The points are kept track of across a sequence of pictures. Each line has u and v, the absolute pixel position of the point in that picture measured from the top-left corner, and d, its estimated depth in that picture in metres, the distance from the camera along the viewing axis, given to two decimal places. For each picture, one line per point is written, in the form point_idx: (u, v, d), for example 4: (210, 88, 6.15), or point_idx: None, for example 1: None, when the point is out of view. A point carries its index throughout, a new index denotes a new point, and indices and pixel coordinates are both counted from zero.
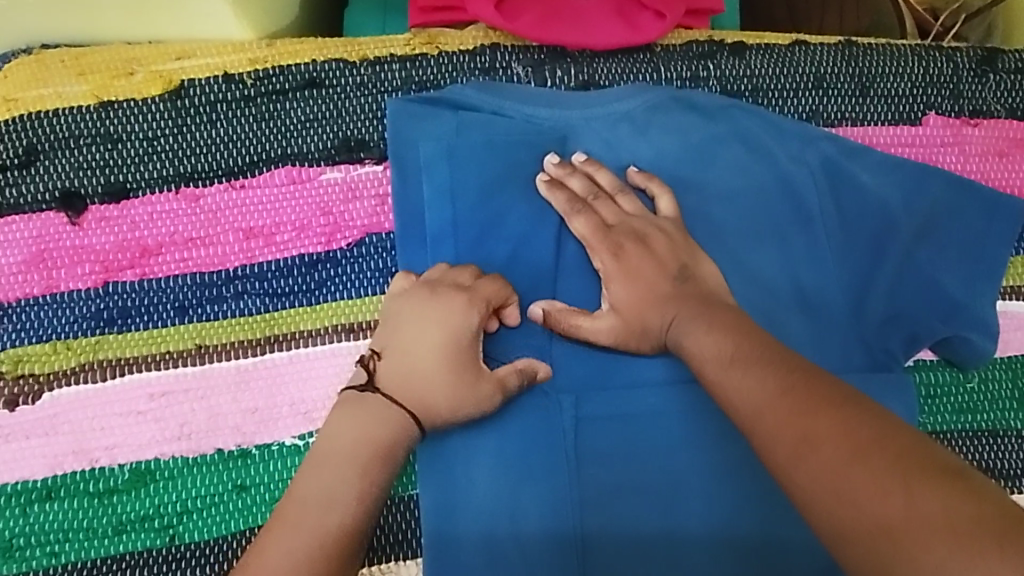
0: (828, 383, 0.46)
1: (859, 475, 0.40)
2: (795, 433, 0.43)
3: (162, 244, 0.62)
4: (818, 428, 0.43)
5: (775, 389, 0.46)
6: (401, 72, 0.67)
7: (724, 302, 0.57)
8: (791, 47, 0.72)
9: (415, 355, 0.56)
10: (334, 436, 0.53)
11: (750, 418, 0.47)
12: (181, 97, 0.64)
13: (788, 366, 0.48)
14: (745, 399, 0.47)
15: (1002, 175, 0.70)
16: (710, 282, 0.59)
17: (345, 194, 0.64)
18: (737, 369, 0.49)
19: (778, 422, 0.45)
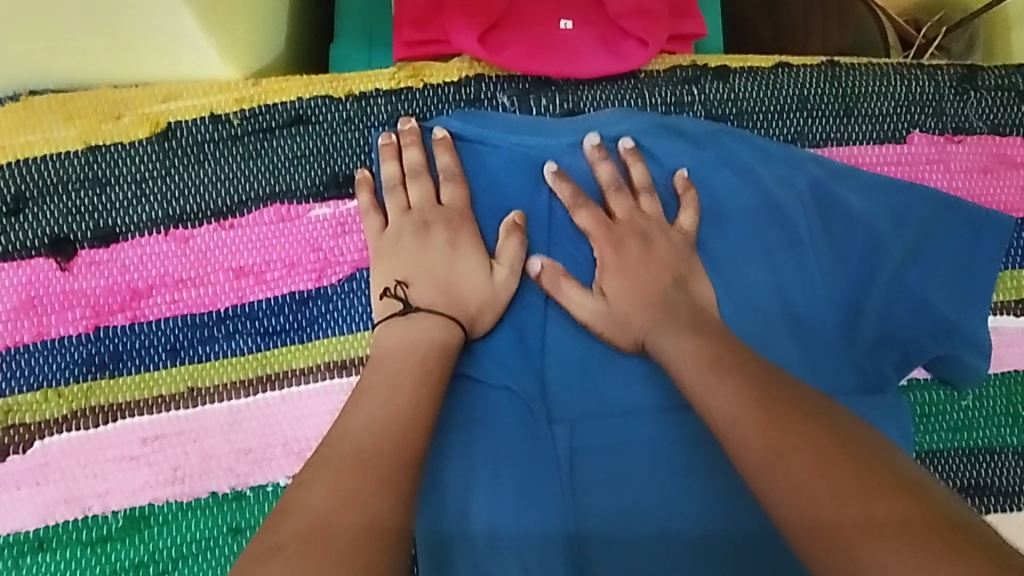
0: (813, 411, 0.45)
1: (844, 508, 0.39)
2: (777, 468, 0.43)
3: (152, 286, 0.62)
4: (804, 459, 0.42)
5: (757, 419, 0.45)
6: (387, 106, 0.67)
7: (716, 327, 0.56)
8: (775, 69, 0.72)
9: (421, 298, 0.60)
10: (341, 437, 0.50)
11: (736, 448, 0.45)
12: (168, 138, 0.64)
13: (770, 389, 0.47)
14: (731, 427, 0.46)
15: (987, 191, 0.71)
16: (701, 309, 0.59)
17: (334, 230, 0.64)
18: (723, 397, 0.48)
19: (761, 453, 0.43)
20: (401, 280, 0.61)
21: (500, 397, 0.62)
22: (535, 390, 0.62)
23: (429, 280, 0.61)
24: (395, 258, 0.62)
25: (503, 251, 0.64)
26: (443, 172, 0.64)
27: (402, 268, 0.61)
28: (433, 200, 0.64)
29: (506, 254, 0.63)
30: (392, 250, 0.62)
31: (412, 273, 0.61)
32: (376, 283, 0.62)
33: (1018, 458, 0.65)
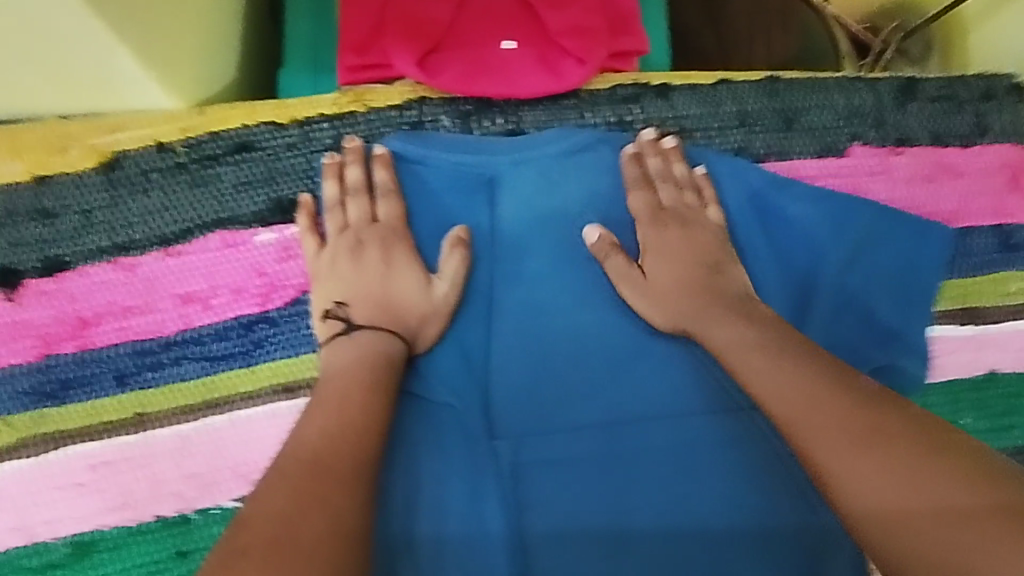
0: (860, 386, 0.51)
1: (923, 460, 0.45)
2: (855, 428, 0.48)
3: (100, 315, 0.63)
4: (880, 432, 0.47)
5: (821, 389, 0.51)
6: (331, 131, 0.69)
7: (743, 321, 0.60)
8: (715, 86, 0.73)
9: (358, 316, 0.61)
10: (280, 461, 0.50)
11: (831, 456, 0.48)
12: (115, 169, 0.66)
13: (836, 384, 0.51)
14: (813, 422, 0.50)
15: (930, 200, 0.71)
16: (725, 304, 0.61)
17: (280, 254, 0.66)
18: (803, 405, 0.51)
19: (838, 417, 0.49)
20: (339, 300, 0.62)
21: (443, 414, 0.62)
22: (477, 408, 0.63)
23: (369, 300, 0.62)
24: (335, 280, 0.63)
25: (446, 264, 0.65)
26: (382, 188, 0.66)
27: (342, 290, 0.62)
28: (370, 219, 0.65)
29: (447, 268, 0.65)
30: (330, 272, 0.63)
31: (351, 293, 0.62)
32: (317, 304, 0.63)
33: None
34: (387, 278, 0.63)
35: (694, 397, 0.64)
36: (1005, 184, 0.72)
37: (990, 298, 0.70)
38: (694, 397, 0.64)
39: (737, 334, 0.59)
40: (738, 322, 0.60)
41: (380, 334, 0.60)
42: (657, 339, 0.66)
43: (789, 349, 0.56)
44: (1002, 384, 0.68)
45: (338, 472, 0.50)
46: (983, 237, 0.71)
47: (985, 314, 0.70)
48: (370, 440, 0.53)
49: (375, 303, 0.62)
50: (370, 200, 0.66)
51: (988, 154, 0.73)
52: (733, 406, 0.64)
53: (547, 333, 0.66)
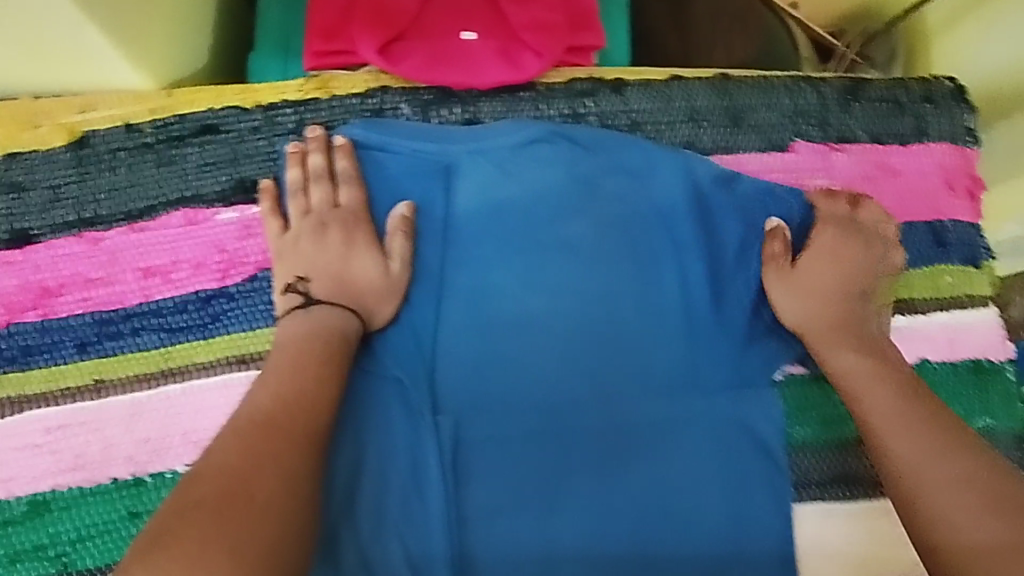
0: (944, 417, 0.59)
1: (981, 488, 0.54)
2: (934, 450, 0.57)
3: (63, 285, 0.66)
4: (957, 459, 0.56)
5: (924, 413, 0.59)
6: (294, 116, 0.71)
7: (858, 350, 0.66)
8: (668, 82, 0.76)
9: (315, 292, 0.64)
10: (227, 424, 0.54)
11: (905, 468, 0.57)
12: (83, 146, 0.68)
13: (922, 411, 0.60)
14: (904, 465, 0.57)
15: (867, 198, 0.74)
16: (831, 329, 0.67)
17: (239, 232, 0.68)
18: (892, 421, 0.60)
19: (921, 439, 0.58)
20: (300, 275, 0.65)
21: (391, 390, 0.65)
22: (424, 386, 0.66)
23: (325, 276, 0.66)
24: (296, 259, 0.66)
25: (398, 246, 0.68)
26: (342, 175, 0.68)
27: (301, 265, 0.66)
28: (332, 204, 0.68)
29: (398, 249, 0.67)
30: (292, 251, 0.66)
31: (309, 270, 0.65)
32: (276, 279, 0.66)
33: None
34: (343, 258, 0.67)
35: (633, 379, 0.68)
36: (941, 185, 0.76)
37: (921, 292, 0.73)
38: (631, 378, 0.68)
39: (854, 361, 0.65)
40: (856, 350, 0.66)
41: (336, 308, 0.64)
42: (599, 324, 0.69)
43: (891, 378, 0.63)
44: (929, 374, 0.71)
45: (292, 438, 0.53)
46: (917, 235, 0.74)
47: (916, 307, 0.73)
48: (316, 408, 0.56)
49: (330, 280, 0.65)
50: (331, 186, 0.68)
51: (926, 156, 0.76)
52: (670, 389, 0.68)
53: (495, 315, 0.68)
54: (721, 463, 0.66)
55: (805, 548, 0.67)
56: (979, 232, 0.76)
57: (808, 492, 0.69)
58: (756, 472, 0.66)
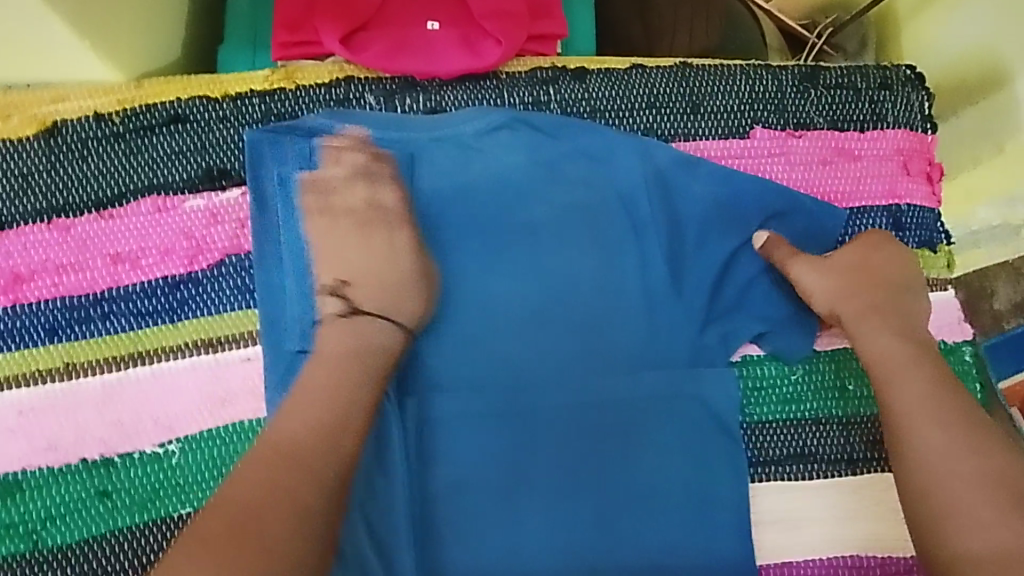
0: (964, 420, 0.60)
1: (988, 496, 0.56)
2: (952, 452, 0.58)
3: (34, 271, 0.67)
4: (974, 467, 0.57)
5: (947, 415, 0.60)
6: (261, 105, 0.73)
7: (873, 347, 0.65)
8: (629, 70, 0.77)
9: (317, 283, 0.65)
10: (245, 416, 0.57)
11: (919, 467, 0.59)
12: (54, 136, 0.70)
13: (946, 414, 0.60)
14: (933, 459, 0.58)
15: (825, 181, 0.76)
16: (854, 315, 0.67)
17: (207, 219, 0.70)
18: (916, 419, 0.60)
19: (943, 442, 0.59)
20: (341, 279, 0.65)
21: None
22: None
23: None
24: None
25: None
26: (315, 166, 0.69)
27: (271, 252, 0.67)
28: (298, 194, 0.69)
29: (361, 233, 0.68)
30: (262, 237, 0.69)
31: None
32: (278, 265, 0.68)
33: (843, 427, 0.71)
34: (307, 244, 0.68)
35: (593, 360, 0.69)
36: (899, 169, 0.77)
37: None
38: (591, 360, 0.69)
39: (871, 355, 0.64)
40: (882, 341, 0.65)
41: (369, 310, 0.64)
42: (559, 307, 0.70)
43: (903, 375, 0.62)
44: None
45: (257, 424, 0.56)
46: (874, 217, 0.76)
47: None
48: None
49: None
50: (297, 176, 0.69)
51: (884, 141, 0.78)
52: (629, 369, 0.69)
53: (459, 300, 0.70)
54: (677, 441, 0.68)
55: (763, 527, 0.68)
56: (937, 215, 0.78)
57: (766, 471, 0.69)
58: (712, 450, 0.68)
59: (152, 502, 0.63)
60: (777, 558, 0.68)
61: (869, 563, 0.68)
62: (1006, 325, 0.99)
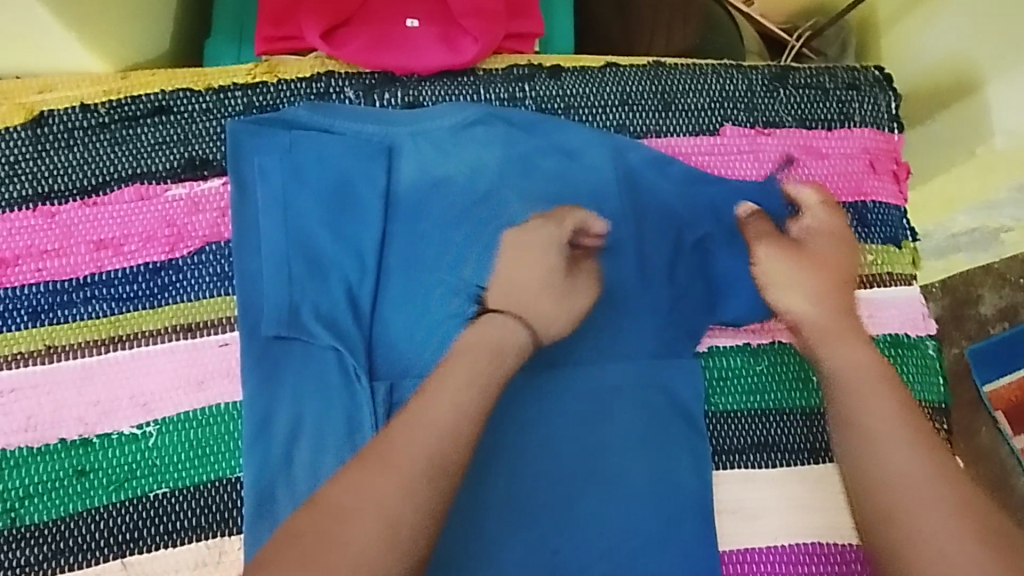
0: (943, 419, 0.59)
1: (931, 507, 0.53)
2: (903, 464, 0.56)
3: (18, 256, 0.69)
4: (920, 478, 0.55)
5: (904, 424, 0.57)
6: (243, 98, 0.75)
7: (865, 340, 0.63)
8: (603, 69, 0.80)
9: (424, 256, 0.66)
10: None
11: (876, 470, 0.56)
12: (40, 124, 0.72)
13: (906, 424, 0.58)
14: (892, 480, 0.55)
15: (793, 178, 0.78)
16: (818, 335, 0.64)
17: (188, 208, 0.72)
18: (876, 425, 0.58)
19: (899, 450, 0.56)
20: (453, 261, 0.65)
21: (327, 356, 0.68)
22: (362, 349, 0.68)
23: None
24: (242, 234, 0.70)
25: (339, 222, 0.72)
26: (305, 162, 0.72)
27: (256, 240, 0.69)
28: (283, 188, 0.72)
29: (341, 227, 0.72)
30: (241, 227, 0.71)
31: None
32: (264, 257, 0.70)
33: (806, 418, 0.72)
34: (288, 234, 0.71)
35: (563, 350, 0.70)
36: (865, 168, 0.79)
37: None
38: (562, 351, 0.70)
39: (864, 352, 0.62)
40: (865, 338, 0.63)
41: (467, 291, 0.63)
42: None
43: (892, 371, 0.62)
44: None
45: None
46: None
47: None
48: None
49: None
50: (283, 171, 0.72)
51: (851, 140, 0.80)
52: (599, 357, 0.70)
53: (433, 289, 0.71)
54: (643, 429, 0.69)
55: (725, 512, 0.69)
56: (902, 213, 0.80)
57: (729, 459, 0.71)
58: (677, 438, 0.70)
59: (128, 481, 0.65)
60: (739, 544, 0.69)
61: (830, 550, 0.69)
62: (991, 329, 1.11)
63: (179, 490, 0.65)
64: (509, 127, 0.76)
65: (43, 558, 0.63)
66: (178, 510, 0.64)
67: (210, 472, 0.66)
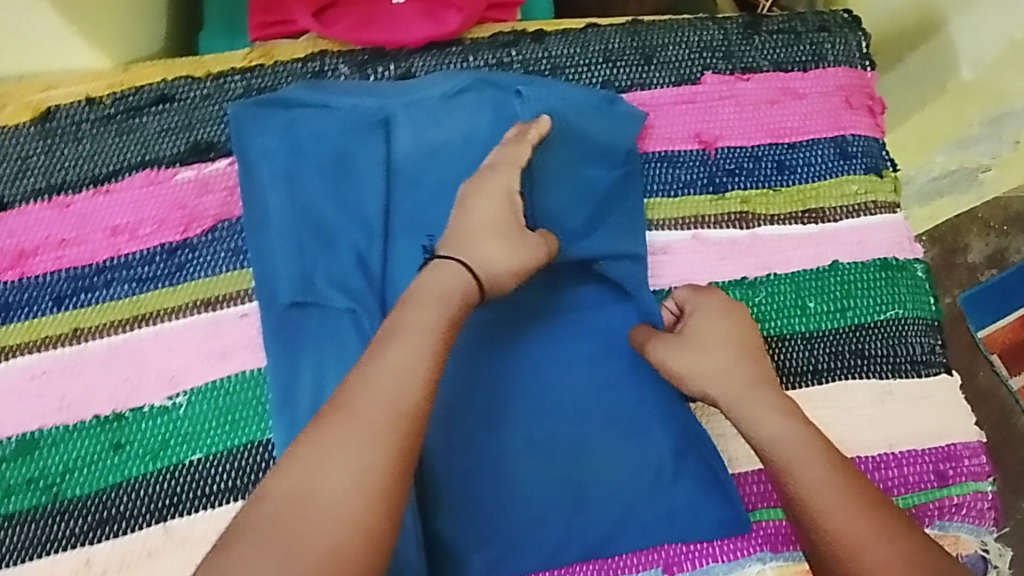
0: None
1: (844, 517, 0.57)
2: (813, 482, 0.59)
3: (38, 247, 0.71)
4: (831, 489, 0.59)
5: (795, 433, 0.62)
6: (241, 82, 0.78)
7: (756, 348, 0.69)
8: (584, 30, 0.83)
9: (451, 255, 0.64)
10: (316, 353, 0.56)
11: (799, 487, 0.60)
12: (48, 120, 0.75)
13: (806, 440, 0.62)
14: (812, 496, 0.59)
15: (774, 119, 0.81)
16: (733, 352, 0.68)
17: (199, 189, 0.75)
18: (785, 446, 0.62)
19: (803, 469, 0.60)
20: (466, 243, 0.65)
21: (343, 319, 0.71)
22: (376, 310, 0.71)
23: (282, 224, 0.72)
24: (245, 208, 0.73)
25: (343, 193, 0.75)
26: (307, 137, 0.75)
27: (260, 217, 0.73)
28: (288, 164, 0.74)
29: (345, 198, 0.75)
30: (246, 204, 0.74)
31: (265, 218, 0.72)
32: (274, 231, 0.73)
33: (806, 341, 0.76)
34: (296, 207, 0.73)
35: (568, 298, 0.75)
36: (842, 103, 0.83)
37: (830, 201, 0.80)
38: (566, 294, 0.75)
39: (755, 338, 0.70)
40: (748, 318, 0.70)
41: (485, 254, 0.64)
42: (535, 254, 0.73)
43: None
44: (842, 274, 0.78)
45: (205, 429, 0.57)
46: (822, 149, 0.81)
47: (826, 215, 0.79)
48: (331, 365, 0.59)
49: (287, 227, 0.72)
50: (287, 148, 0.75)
51: (826, 78, 0.83)
52: (595, 300, 0.75)
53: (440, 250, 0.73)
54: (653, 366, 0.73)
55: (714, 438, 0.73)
56: (882, 144, 0.83)
57: None
58: None
59: (163, 451, 0.67)
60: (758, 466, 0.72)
61: None
62: (981, 276, 1.14)
63: (214, 454, 0.68)
64: (498, 88, 0.78)
65: (88, 528, 0.65)
66: (215, 473, 0.67)
67: (242, 435, 0.68)
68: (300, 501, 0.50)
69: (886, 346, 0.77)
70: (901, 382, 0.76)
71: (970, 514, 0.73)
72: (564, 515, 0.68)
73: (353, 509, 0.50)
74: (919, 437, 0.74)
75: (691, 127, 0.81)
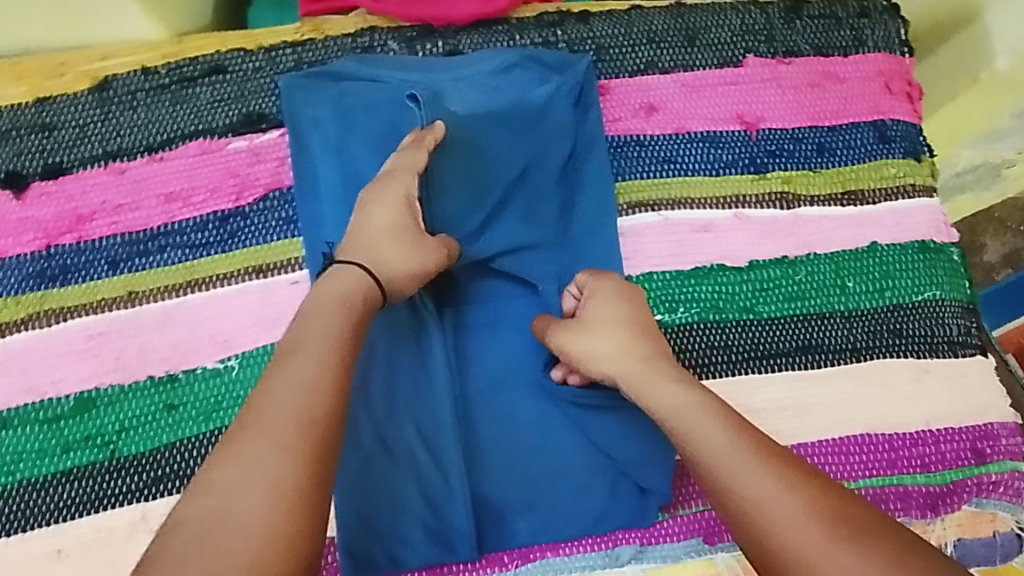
0: None
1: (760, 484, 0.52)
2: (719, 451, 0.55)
3: (95, 212, 0.73)
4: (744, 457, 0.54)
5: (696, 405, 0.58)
6: (292, 55, 0.79)
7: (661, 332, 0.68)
8: (628, 11, 0.84)
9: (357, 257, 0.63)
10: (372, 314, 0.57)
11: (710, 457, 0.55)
12: (104, 89, 0.76)
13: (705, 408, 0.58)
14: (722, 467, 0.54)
15: (816, 102, 0.82)
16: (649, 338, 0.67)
17: (251, 159, 0.76)
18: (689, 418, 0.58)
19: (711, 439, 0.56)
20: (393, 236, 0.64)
21: None
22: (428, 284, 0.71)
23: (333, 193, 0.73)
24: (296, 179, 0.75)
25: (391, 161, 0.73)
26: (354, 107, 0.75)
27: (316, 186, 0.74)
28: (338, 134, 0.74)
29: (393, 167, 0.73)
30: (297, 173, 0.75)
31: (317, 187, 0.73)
32: (323, 200, 0.74)
33: (845, 320, 0.77)
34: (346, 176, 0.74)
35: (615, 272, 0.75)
36: (882, 88, 0.84)
37: (869, 183, 0.81)
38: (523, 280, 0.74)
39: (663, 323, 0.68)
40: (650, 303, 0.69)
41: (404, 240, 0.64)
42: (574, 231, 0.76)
43: None
44: (882, 255, 0.79)
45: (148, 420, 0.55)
46: (863, 132, 0.82)
47: (865, 197, 0.81)
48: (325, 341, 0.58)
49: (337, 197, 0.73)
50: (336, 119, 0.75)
51: (866, 63, 0.84)
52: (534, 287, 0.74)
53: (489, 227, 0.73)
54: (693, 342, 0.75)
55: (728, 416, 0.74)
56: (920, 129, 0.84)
57: (776, 362, 0.75)
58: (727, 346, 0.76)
59: (215, 412, 0.69)
60: (807, 440, 0.73)
61: (880, 440, 0.74)
62: (997, 275, 1.13)
63: None
64: (546, 66, 0.79)
65: (144, 485, 0.66)
66: None
67: None
68: (210, 522, 0.47)
69: (924, 326, 0.78)
70: (939, 361, 0.77)
71: (1007, 492, 0.74)
72: (609, 484, 0.70)
73: (273, 520, 0.47)
74: (957, 415, 0.75)
75: (733, 108, 0.82)
